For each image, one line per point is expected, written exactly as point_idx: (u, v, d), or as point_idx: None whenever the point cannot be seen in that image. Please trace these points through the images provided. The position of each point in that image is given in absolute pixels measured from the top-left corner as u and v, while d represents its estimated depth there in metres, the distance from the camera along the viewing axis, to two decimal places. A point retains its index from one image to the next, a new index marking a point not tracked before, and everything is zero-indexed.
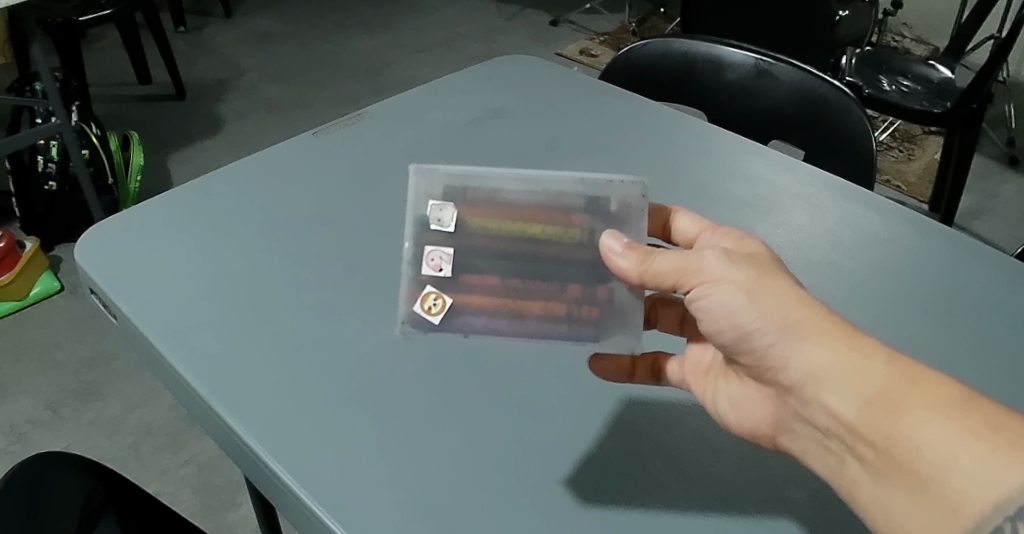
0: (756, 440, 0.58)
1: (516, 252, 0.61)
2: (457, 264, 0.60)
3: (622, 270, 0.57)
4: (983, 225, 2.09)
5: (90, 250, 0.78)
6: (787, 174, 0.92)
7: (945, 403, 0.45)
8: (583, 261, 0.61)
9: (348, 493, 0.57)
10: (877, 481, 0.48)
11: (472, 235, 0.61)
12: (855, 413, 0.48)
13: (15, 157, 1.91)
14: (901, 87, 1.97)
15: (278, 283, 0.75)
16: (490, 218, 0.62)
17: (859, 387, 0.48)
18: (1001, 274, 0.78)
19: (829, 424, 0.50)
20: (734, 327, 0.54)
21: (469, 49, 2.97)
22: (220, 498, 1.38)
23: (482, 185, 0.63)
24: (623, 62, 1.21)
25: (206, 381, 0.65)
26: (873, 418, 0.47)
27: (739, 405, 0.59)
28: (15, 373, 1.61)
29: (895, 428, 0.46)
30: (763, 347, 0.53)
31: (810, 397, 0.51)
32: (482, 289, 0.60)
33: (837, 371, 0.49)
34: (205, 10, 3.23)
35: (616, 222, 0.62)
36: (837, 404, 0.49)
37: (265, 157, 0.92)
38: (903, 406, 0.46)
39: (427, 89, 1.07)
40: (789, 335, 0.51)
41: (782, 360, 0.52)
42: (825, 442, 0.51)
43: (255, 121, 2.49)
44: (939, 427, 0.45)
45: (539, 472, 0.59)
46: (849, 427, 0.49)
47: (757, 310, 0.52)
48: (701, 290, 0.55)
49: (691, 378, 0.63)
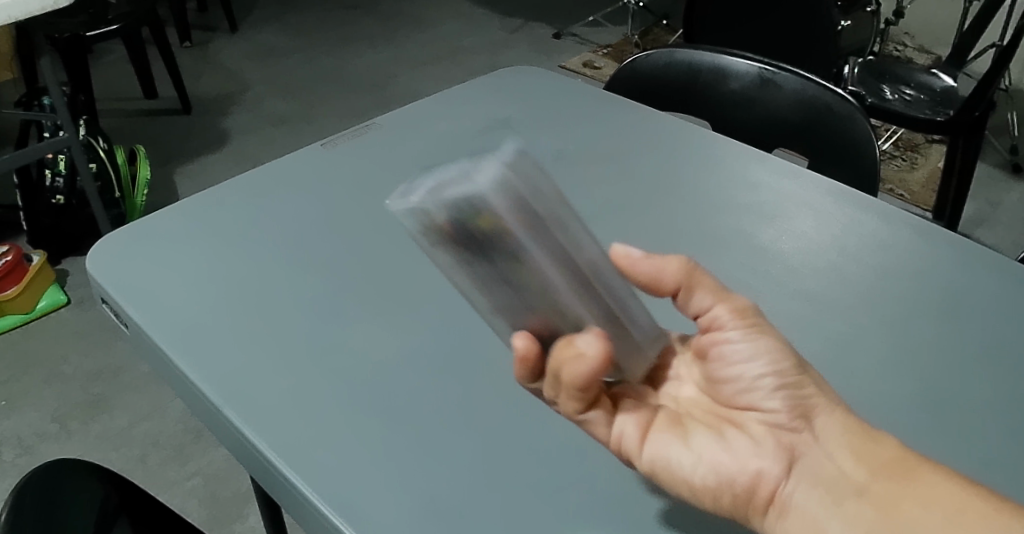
0: (729, 503, 0.48)
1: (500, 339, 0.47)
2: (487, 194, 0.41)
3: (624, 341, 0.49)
4: (987, 233, 2.09)
5: (102, 260, 0.79)
6: (793, 182, 0.92)
7: (947, 478, 0.46)
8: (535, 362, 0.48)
9: (362, 499, 0.57)
10: None
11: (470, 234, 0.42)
12: (867, 473, 0.46)
13: (22, 171, 1.92)
14: (903, 96, 1.98)
15: (289, 291, 0.75)
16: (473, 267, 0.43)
17: (871, 453, 0.47)
18: (1005, 279, 0.79)
19: (838, 479, 0.47)
20: (747, 387, 0.50)
21: (474, 61, 2.99)
22: (227, 509, 1.38)
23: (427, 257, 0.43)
24: (629, 72, 1.22)
25: (219, 389, 0.65)
26: (887, 479, 0.46)
27: (712, 460, 0.49)
28: (23, 386, 1.62)
29: (913, 490, 0.45)
30: (782, 397, 0.49)
31: (823, 448, 0.48)
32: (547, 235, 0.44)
33: (851, 430, 0.48)
34: (212, 26, 3.25)
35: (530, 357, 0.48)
36: (848, 461, 0.47)
37: (273, 168, 0.93)
38: (916, 472, 0.46)
39: (435, 100, 1.08)
40: (810, 387, 0.49)
41: (808, 412, 0.49)
42: (833, 505, 0.46)
43: (261, 134, 2.51)
44: (942, 500, 0.45)
45: (550, 478, 0.59)
46: (857, 485, 0.46)
47: (790, 359, 0.50)
48: (729, 336, 0.51)
49: (633, 423, 0.50)
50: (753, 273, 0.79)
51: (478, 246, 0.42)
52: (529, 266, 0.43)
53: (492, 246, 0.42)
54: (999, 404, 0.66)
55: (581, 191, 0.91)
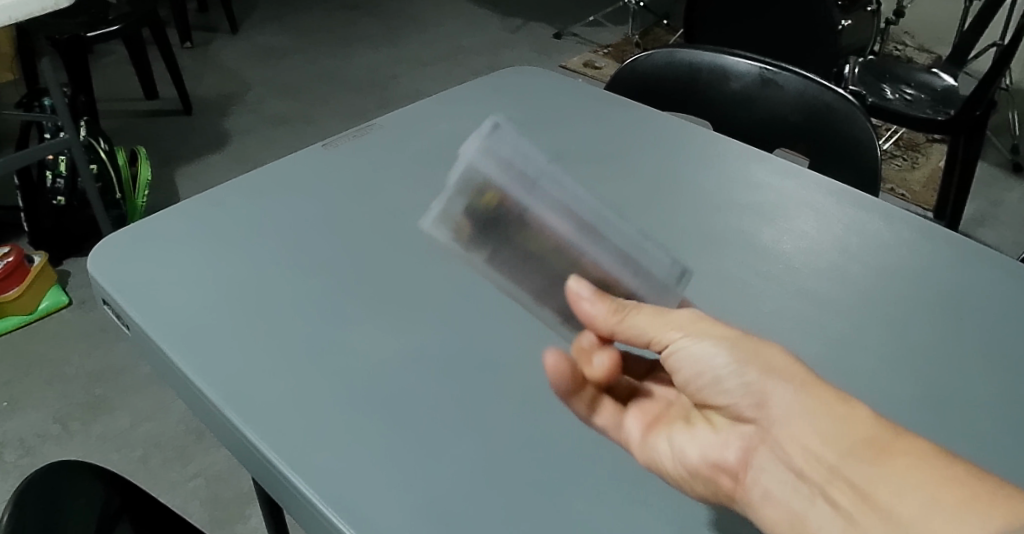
0: (703, 488, 0.50)
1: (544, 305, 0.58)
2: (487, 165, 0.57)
3: (591, 317, 0.51)
4: (988, 232, 2.09)
5: (103, 261, 0.79)
6: (793, 182, 0.92)
7: (928, 455, 0.42)
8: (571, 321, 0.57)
9: (362, 502, 0.57)
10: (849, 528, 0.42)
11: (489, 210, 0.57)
12: (835, 453, 0.44)
13: (24, 172, 1.92)
14: (904, 96, 1.98)
15: (290, 293, 0.75)
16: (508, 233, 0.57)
17: (842, 433, 0.44)
18: (1005, 278, 0.79)
19: (803, 463, 0.45)
20: (704, 377, 0.50)
21: (474, 62, 3.00)
22: (229, 510, 1.38)
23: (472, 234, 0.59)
24: (630, 72, 1.22)
25: (220, 390, 0.65)
26: (857, 462, 0.43)
27: (681, 449, 0.51)
28: (24, 387, 1.62)
29: (882, 473, 0.42)
30: (737, 388, 0.48)
31: (787, 433, 0.46)
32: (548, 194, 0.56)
33: (819, 412, 0.45)
34: (212, 26, 3.25)
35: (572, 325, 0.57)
36: (815, 443, 0.44)
37: (275, 169, 0.93)
38: (888, 453, 0.43)
39: (435, 100, 1.08)
40: (769, 374, 0.47)
41: (762, 396, 0.47)
42: (796, 487, 0.45)
43: (261, 135, 2.51)
44: (921, 477, 0.41)
45: (552, 479, 0.59)
46: (827, 466, 0.44)
47: (743, 351, 0.48)
48: (676, 342, 0.50)
49: (637, 421, 0.54)
50: (755, 273, 0.79)
51: (494, 213, 0.57)
52: (534, 218, 0.56)
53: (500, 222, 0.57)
54: (999, 403, 0.66)
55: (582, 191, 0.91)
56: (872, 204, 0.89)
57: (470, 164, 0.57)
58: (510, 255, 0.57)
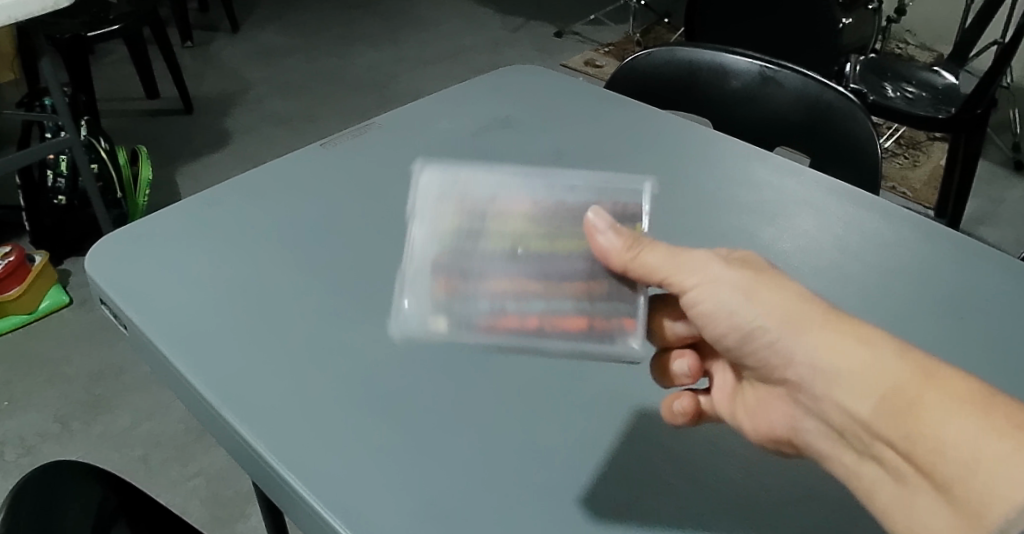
0: (767, 441, 0.56)
1: (568, 301, 0.54)
2: (440, 185, 0.61)
3: (607, 250, 0.53)
4: (989, 231, 2.09)
5: (101, 259, 0.79)
6: (794, 180, 0.92)
7: (966, 399, 0.42)
8: (597, 297, 0.54)
9: (358, 504, 0.57)
10: (900, 484, 0.44)
11: (468, 241, 0.56)
12: (869, 408, 0.45)
13: (26, 172, 1.92)
14: (906, 94, 1.98)
15: (288, 294, 0.75)
16: (489, 246, 0.56)
17: (872, 383, 0.45)
18: (1007, 277, 0.78)
19: (843, 420, 0.47)
20: (737, 330, 0.52)
21: (475, 61, 2.99)
22: (229, 509, 1.38)
23: (459, 266, 0.55)
24: (629, 70, 1.21)
25: (217, 390, 0.65)
26: (887, 417, 0.44)
27: (750, 412, 0.56)
28: (25, 386, 1.62)
29: (914, 427, 0.43)
30: (765, 345, 0.51)
31: (821, 393, 0.48)
32: (510, 194, 0.60)
33: (848, 368, 0.47)
34: (213, 26, 3.26)
35: (605, 312, 0.54)
36: (850, 399, 0.46)
37: (273, 168, 0.93)
38: (922, 404, 0.43)
39: (435, 99, 1.08)
40: (791, 330, 0.49)
41: (785, 353, 0.50)
42: (841, 441, 0.48)
43: (262, 134, 2.51)
44: (962, 422, 0.41)
45: (549, 481, 0.59)
46: (862, 424, 0.46)
47: (758, 306, 0.51)
48: (690, 287, 0.53)
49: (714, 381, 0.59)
50: None
51: (468, 228, 0.57)
52: (506, 212, 0.58)
53: (474, 245, 0.56)
54: None
55: None
56: (877, 201, 0.89)
57: (424, 194, 0.60)
58: (497, 269, 0.55)
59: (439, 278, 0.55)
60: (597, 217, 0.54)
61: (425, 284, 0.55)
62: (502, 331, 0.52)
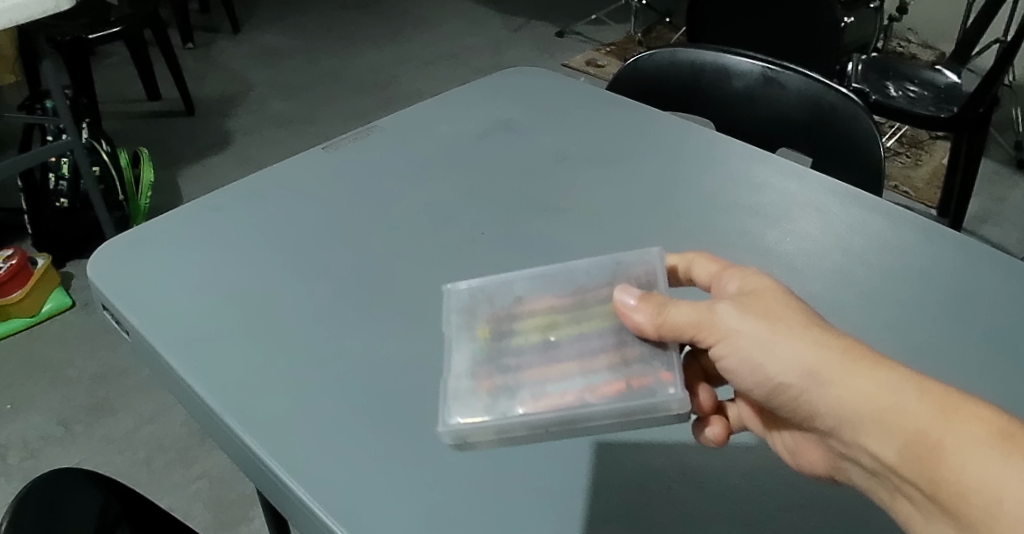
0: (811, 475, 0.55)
1: (607, 372, 0.51)
2: (466, 298, 0.60)
3: (640, 325, 0.52)
4: (992, 229, 2.08)
5: (103, 266, 0.79)
6: (798, 183, 0.92)
7: (986, 439, 0.41)
8: (637, 361, 0.52)
9: (361, 512, 0.56)
10: (931, 519, 0.44)
11: (499, 343, 0.55)
12: (896, 455, 0.45)
13: (27, 174, 1.93)
14: (908, 92, 1.97)
15: (291, 300, 0.75)
16: (519, 342, 0.55)
17: (893, 426, 0.44)
18: (1010, 280, 0.78)
19: (875, 463, 0.47)
20: (768, 382, 0.51)
21: (476, 61, 2.99)
22: (232, 512, 1.38)
23: (493, 363, 0.53)
24: (632, 71, 1.21)
25: (219, 396, 0.65)
26: (910, 463, 0.44)
27: (789, 449, 0.56)
28: (29, 389, 1.63)
29: (938, 472, 0.42)
30: (790, 398, 0.50)
31: (849, 438, 0.48)
32: (534, 296, 0.59)
33: (870, 412, 0.45)
34: (214, 27, 3.26)
35: (647, 374, 0.51)
36: (878, 445, 0.46)
37: (275, 172, 0.93)
38: (943, 447, 0.42)
39: (436, 102, 1.08)
40: (812, 382, 0.48)
41: (812, 408, 0.49)
42: (878, 480, 0.47)
43: (263, 136, 2.51)
44: (984, 465, 0.40)
45: (551, 486, 0.58)
46: (892, 468, 0.45)
47: (776, 363, 0.49)
48: (718, 347, 0.52)
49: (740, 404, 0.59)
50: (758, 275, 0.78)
51: (500, 334, 0.56)
52: (534, 312, 0.57)
53: (505, 344, 0.55)
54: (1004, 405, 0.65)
55: (585, 193, 0.91)
56: (883, 203, 0.88)
57: (449, 312, 0.59)
58: (531, 359, 0.53)
59: (472, 378, 0.53)
60: (625, 293, 0.53)
61: (464, 387, 0.52)
62: (541, 409, 0.49)
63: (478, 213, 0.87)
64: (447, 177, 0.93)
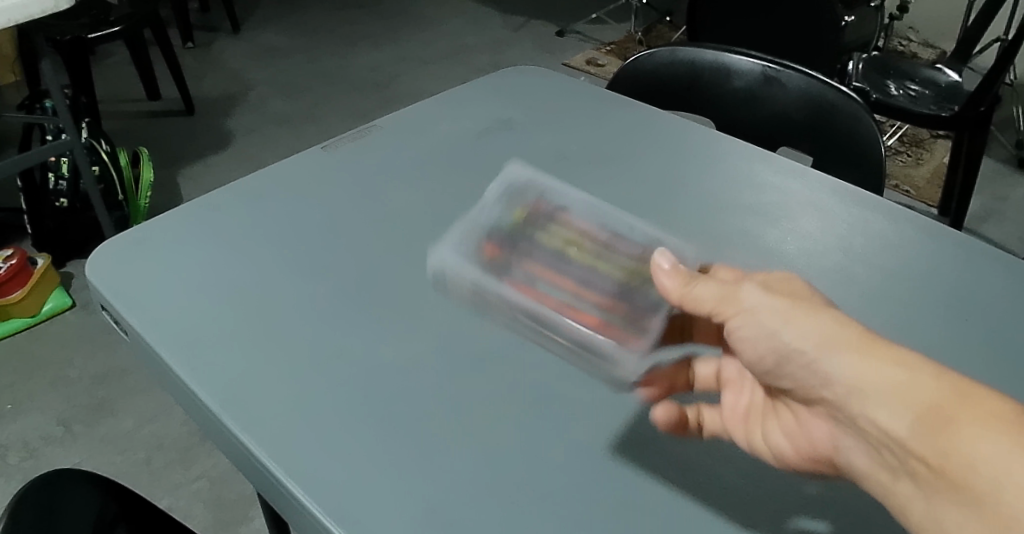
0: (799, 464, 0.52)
1: (592, 294, 0.59)
2: (519, 191, 0.69)
3: (664, 291, 0.54)
4: (993, 228, 2.08)
5: (102, 265, 0.79)
6: (798, 181, 0.91)
7: (1002, 419, 0.39)
8: (626, 299, 0.60)
9: (359, 512, 0.56)
10: (930, 499, 0.41)
11: (527, 233, 0.64)
12: (906, 428, 0.42)
13: (26, 174, 1.92)
14: (909, 91, 1.96)
15: (290, 299, 0.75)
16: (544, 239, 0.64)
17: (905, 400, 0.42)
18: (1012, 280, 0.78)
19: (876, 438, 0.44)
20: (776, 351, 0.48)
21: (477, 60, 2.99)
22: (232, 512, 1.38)
23: (512, 246, 0.63)
24: (631, 70, 1.21)
25: (218, 397, 0.65)
26: (920, 437, 0.41)
27: (782, 434, 0.52)
28: (29, 389, 1.62)
29: (948, 445, 0.40)
30: (800, 368, 0.47)
31: (852, 411, 0.45)
32: (577, 214, 0.67)
33: (883, 383, 0.43)
34: (214, 27, 3.25)
35: (629, 316, 0.58)
36: (885, 416, 0.43)
37: (274, 172, 0.93)
38: (956, 423, 0.40)
39: (435, 101, 1.07)
40: (826, 349, 0.46)
41: (821, 378, 0.46)
42: (877, 458, 0.44)
43: (263, 135, 2.51)
44: (997, 443, 0.38)
45: (551, 487, 0.58)
46: (898, 443, 0.42)
47: (794, 329, 0.47)
48: (734, 320, 0.50)
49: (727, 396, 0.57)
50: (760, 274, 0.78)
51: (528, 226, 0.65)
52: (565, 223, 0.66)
53: (530, 234, 0.64)
54: None
55: (585, 193, 0.90)
56: (885, 202, 0.88)
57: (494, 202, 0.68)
58: (544, 257, 0.62)
59: (487, 251, 0.62)
60: (662, 256, 0.55)
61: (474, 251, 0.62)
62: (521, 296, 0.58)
63: (478, 212, 0.87)
64: (447, 177, 0.93)
